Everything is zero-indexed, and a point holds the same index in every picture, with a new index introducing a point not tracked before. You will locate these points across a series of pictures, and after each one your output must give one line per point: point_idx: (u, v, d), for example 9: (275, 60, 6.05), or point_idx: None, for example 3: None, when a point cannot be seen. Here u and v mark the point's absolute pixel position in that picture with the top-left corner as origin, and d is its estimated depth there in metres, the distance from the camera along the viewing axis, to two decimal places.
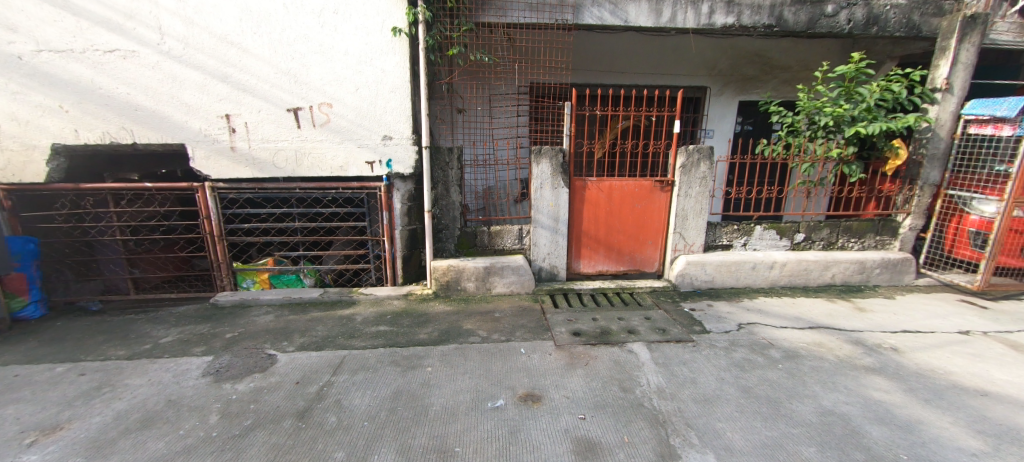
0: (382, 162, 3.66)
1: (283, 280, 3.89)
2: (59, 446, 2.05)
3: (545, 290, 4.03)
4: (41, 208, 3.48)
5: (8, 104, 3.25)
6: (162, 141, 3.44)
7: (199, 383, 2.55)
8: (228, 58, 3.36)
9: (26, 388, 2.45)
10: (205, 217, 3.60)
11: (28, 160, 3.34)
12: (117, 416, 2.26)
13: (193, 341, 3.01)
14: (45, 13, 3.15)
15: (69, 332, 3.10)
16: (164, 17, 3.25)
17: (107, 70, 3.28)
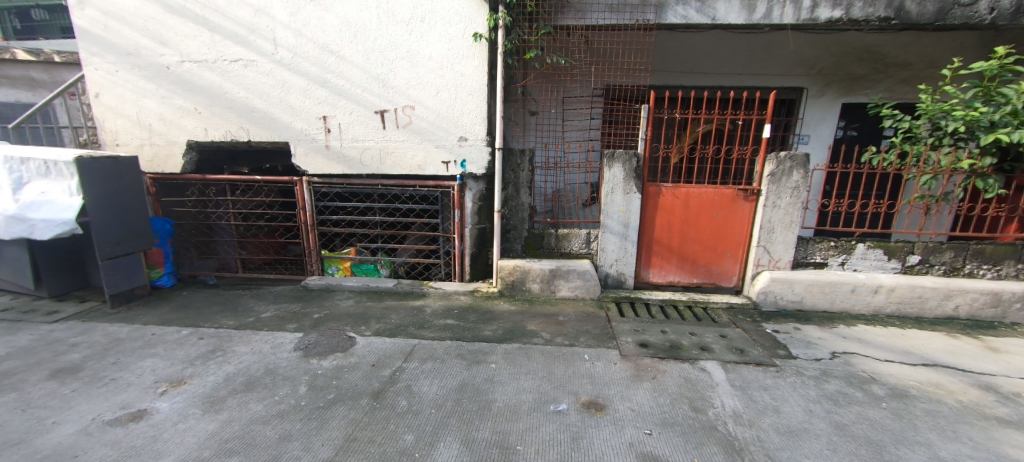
0: (457, 162, 3.81)
1: (363, 269, 4.19)
2: (183, 398, 2.39)
3: (611, 297, 3.91)
4: (176, 194, 4.09)
5: (159, 106, 3.88)
6: (271, 139, 3.89)
7: (292, 356, 2.83)
8: (328, 65, 3.71)
9: (160, 345, 2.90)
10: (301, 208, 3.98)
11: (170, 154, 3.95)
12: (226, 378, 2.58)
13: (287, 318, 3.35)
14: (190, 30, 3.72)
15: (193, 301, 3.61)
16: (279, 30, 3.67)
17: (232, 77, 3.78)
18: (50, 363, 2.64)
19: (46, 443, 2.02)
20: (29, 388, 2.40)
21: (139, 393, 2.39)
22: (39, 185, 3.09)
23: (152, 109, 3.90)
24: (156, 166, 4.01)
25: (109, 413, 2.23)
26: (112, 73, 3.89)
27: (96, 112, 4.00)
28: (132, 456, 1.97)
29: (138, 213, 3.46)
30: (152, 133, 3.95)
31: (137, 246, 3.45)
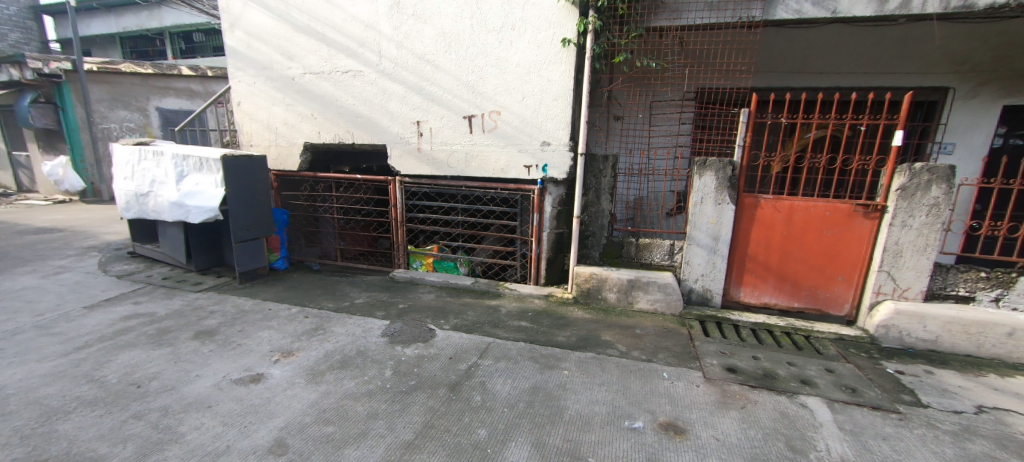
0: (538, 167, 3.84)
1: (443, 265, 4.40)
2: (290, 368, 2.70)
3: (694, 314, 3.63)
4: (292, 188, 4.67)
5: (284, 113, 4.48)
6: (373, 142, 4.28)
7: (380, 341, 3.06)
8: (424, 74, 3.97)
9: (275, 319, 3.32)
10: (393, 206, 4.30)
11: (290, 153, 4.54)
12: (325, 354, 2.87)
13: (376, 306, 3.64)
14: (312, 46, 4.25)
15: (300, 283, 4.09)
16: (384, 43, 4.03)
17: (342, 86, 4.23)
18: (194, 326, 3.17)
19: (190, 392, 2.41)
20: (179, 344, 2.90)
21: (257, 359, 2.76)
22: (194, 178, 3.72)
23: (279, 115, 4.51)
24: (279, 164, 4.63)
25: (235, 374, 2.60)
26: (251, 85, 4.58)
27: (237, 117, 4.73)
28: (251, 413, 2.28)
29: (265, 204, 3.99)
30: (277, 136, 4.56)
31: (262, 232, 3.99)
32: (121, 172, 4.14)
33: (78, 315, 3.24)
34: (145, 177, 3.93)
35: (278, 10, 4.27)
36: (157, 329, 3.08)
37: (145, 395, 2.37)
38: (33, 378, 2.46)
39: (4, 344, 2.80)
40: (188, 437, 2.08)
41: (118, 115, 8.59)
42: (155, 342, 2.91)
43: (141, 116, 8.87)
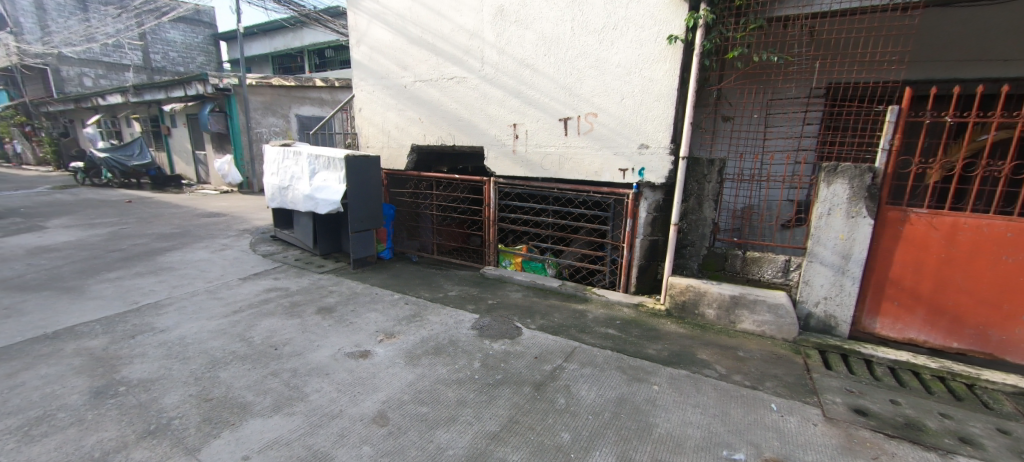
0: (635, 170, 3.70)
1: (531, 266, 4.45)
2: (392, 348, 2.97)
3: (812, 342, 3.16)
4: (398, 186, 5.14)
5: (396, 117, 4.96)
6: (471, 144, 4.51)
7: (470, 333, 3.21)
8: (523, 78, 4.08)
9: (380, 303, 3.68)
10: (487, 205, 4.47)
11: (400, 154, 5.01)
12: (421, 339, 3.10)
13: (467, 299, 3.83)
14: (423, 56, 4.63)
15: (402, 273, 4.47)
16: (487, 50, 4.22)
17: (447, 92, 4.54)
18: (317, 302, 3.65)
19: (312, 359, 2.79)
20: (305, 317, 3.36)
21: (365, 337, 3.09)
22: (323, 175, 4.29)
23: (392, 119, 5.00)
24: (390, 164, 5.14)
25: (347, 348, 2.94)
26: (370, 93, 5.14)
27: (357, 122, 5.35)
28: (359, 384, 2.55)
29: (376, 199, 4.45)
30: (390, 139, 5.07)
31: (372, 224, 4.45)
32: (269, 168, 4.95)
33: (235, 284, 3.95)
34: (287, 173, 4.64)
35: (397, 24, 4.73)
36: (289, 301, 3.62)
37: (280, 357, 2.79)
38: (204, 332, 3.07)
39: (186, 303, 3.53)
40: (310, 398, 2.40)
41: (268, 120, 10.29)
42: (288, 313, 3.41)
43: (284, 121, 10.53)
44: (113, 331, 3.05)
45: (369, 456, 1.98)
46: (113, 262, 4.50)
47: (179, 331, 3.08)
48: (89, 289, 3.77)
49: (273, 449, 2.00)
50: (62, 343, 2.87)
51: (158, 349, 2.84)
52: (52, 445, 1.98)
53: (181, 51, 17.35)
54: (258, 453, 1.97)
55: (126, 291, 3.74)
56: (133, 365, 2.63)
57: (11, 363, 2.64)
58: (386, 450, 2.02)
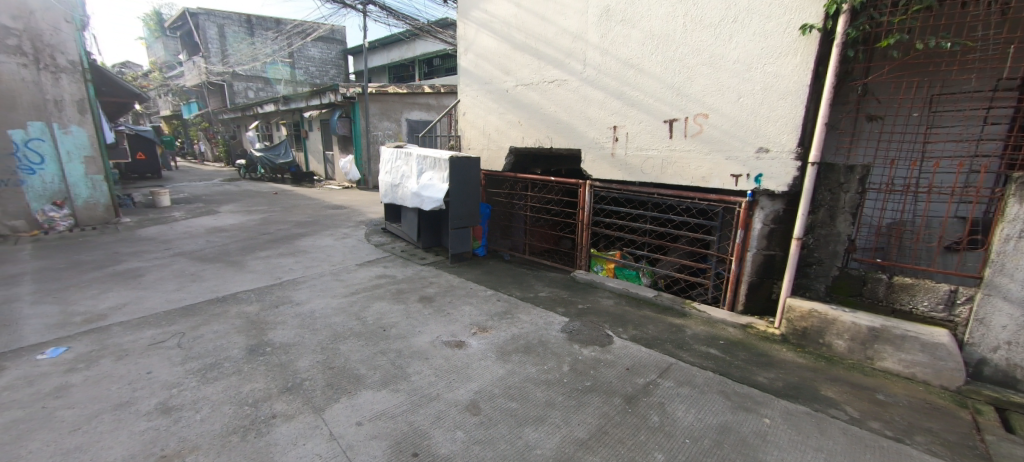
0: (750, 176, 3.34)
1: (624, 273, 4.29)
2: (485, 341, 3.09)
3: (987, 396, 2.50)
4: (495, 186, 5.35)
5: (497, 120, 5.17)
6: (569, 147, 4.51)
7: (560, 336, 3.20)
8: (626, 78, 3.95)
9: (474, 297, 3.86)
10: (581, 208, 4.41)
11: (498, 156, 5.22)
12: (512, 336, 3.17)
13: (558, 301, 3.84)
14: (525, 60, 4.75)
15: (494, 270, 4.63)
16: (590, 52, 4.18)
17: (547, 95, 4.59)
18: (419, 291, 3.96)
19: (414, 343, 3.02)
20: (409, 303, 3.67)
21: (461, 328, 3.26)
22: (429, 174, 4.65)
23: (493, 122, 5.22)
24: (489, 166, 5.38)
25: (445, 336, 3.13)
26: (474, 98, 5.44)
27: (461, 125, 5.69)
28: (454, 372, 2.70)
29: (475, 198, 4.68)
30: (490, 141, 5.30)
31: (470, 222, 4.69)
32: (384, 167, 5.51)
33: (353, 269, 4.48)
34: (399, 172, 5.13)
35: (503, 32, 4.93)
36: (396, 288, 3.99)
37: (388, 337, 3.08)
38: (329, 308, 3.53)
39: (315, 282, 4.10)
40: (412, 378, 2.60)
41: (384, 125, 11.48)
42: (395, 299, 3.76)
43: (396, 125, 11.65)
44: (263, 300, 3.67)
45: (462, 441, 2.08)
46: (264, 243, 5.42)
47: (311, 305, 3.58)
48: (246, 264, 4.59)
49: (381, 419, 2.22)
50: (229, 306, 3.53)
51: (294, 319, 3.34)
52: (220, 387, 2.45)
53: (319, 65, 20.16)
54: (368, 421, 2.19)
55: (272, 268, 4.47)
56: (276, 330, 3.14)
57: (195, 318, 3.33)
58: (478, 438, 2.11)
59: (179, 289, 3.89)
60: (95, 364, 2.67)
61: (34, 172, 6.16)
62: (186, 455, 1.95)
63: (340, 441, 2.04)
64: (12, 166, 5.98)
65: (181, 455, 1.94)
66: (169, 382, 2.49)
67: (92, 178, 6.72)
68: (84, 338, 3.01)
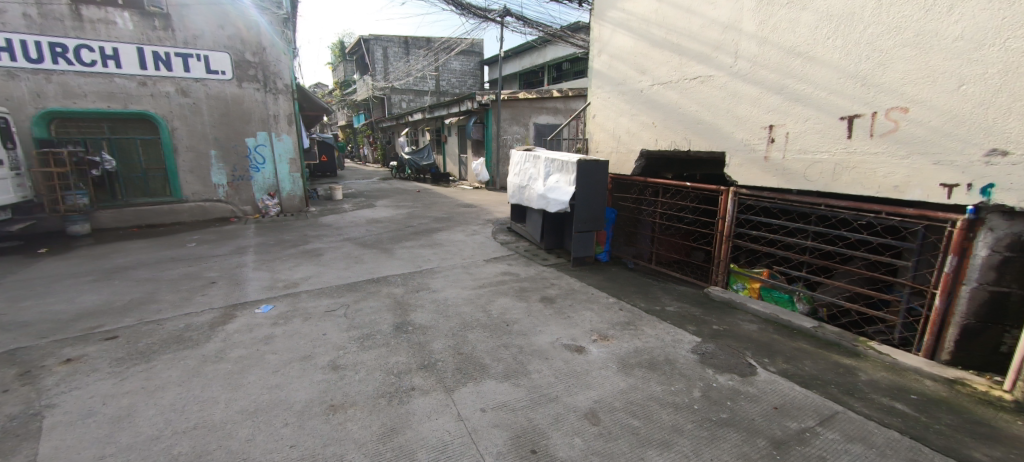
0: (974, 188, 2.54)
1: (773, 295, 3.71)
2: (606, 350, 2.98)
3: None
4: (622, 190, 5.17)
5: (629, 122, 5.00)
6: (710, 150, 4.10)
7: (690, 357, 2.91)
8: (790, 70, 3.40)
9: (596, 304, 3.77)
10: (722, 218, 3.96)
11: (628, 159, 5.05)
12: (635, 349, 2.99)
13: (687, 318, 3.50)
14: (665, 58, 4.47)
15: (617, 277, 4.48)
16: (744, 42, 3.72)
17: (687, 94, 4.25)
18: (541, 291, 4.04)
19: (535, 341, 3.08)
20: (531, 302, 3.78)
21: (581, 333, 3.21)
22: (556, 177, 4.72)
23: (624, 124, 5.06)
24: (617, 169, 5.24)
25: (565, 339, 3.12)
26: (606, 100, 5.35)
27: (590, 128, 5.68)
28: (573, 376, 2.66)
29: (600, 202, 4.59)
30: (620, 144, 5.18)
31: (594, 226, 4.62)
32: (513, 170, 5.79)
33: (481, 264, 4.81)
34: (526, 174, 5.33)
35: (641, 29, 4.73)
36: (519, 286, 4.14)
37: (511, 332, 3.22)
38: (460, 298, 3.85)
39: (449, 273, 4.52)
40: (532, 375, 2.65)
41: (513, 129, 12.09)
42: (519, 296, 3.91)
43: (524, 129, 12.16)
44: (407, 284, 4.19)
45: (580, 449, 2.03)
46: (409, 234, 6.19)
47: (445, 293, 3.96)
48: (395, 252, 5.30)
49: (503, 410, 2.31)
50: (381, 287, 4.12)
51: (431, 304, 3.72)
52: (373, 356, 2.87)
53: (459, 76, 22.23)
54: (492, 409, 2.31)
55: (414, 257, 5.07)
56: (416, 312, 3.54)
57: (357, 293, 3.97)
58: (596, 449, 2.03)
59: (346, 268, 4.69)
60: (290, 322, 3.39)
61: (259, 169, 8.15)
62: (347, 408, 2.32)
63: (467, 423, 2.19)
64: (247, 164, 8.03)
65: (344, 408, 2.32)
66: (337, 345, 3.01)
67: (294, 175, 8.53)
68: (283, 300, 3.85)
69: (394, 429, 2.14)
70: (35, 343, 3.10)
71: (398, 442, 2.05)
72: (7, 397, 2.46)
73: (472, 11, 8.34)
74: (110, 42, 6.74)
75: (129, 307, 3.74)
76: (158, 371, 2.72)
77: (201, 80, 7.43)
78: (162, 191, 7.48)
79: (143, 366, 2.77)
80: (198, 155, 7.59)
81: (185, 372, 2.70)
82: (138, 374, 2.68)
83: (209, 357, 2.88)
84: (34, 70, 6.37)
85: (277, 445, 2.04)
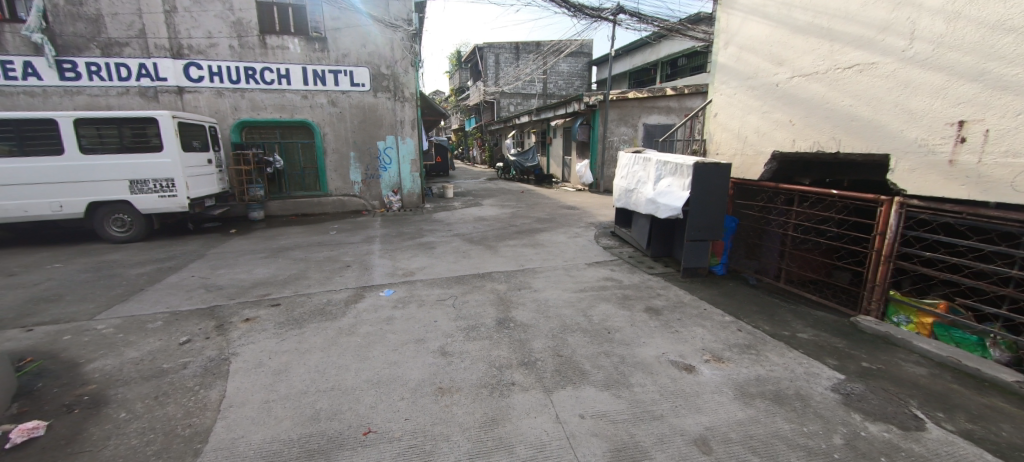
0: None
1: (953, 335, 2.94)
2: (721, 372, 2.68)
3: None
4: (746, 198, 4.65)
5: (758, 120, 4.48)
6: (866, 151, 3.45)
7: (830, 396, 2.44)
8: (997, 49, 2.65)
9: (709, 321, 3.43)
10: (880, 234, 3.28)
11: (755, 162, 4.52)
12: (757, 377, 2.63)
13: (825, 350, 2.98)
14: (810, 45, 3.88)
15: (736, 294, 4.03)
16: (925, 19, 3.02)
17: (839, 86, 3.63)
18: (646, 301, 3.83)
19: (639, 353, 2.93)
20: (635, 311, 3.60)
21: (691, 351, 2.95)
22: (668, 180, 4.44)
23: (753, 123, 4.55)
24: (741, 173, 4.73)
25: (672, 355, 2.90)
26: (732, 96, 4.87)
27: (711, 127, 5.26)
28: (681, 395, 2.45)
29: (718, 209, 4.18)
30: (746, 145, 4.67)
31: (710, 235, 4.23)
32: (620, 172, 5.61)
33: (582, 267, 4.76)
34: (635, 177, 5.11)
35: (780, 15, 4.18)
36: (622, 293, 3.99)
37: (612, 341, 3.11)
38: (561, 300, 3.85)
39: (550, 274, 4.56)
40: (634, 389, 2.51)
41: (620, 130, 11.73)
42: (622, 304, 3.76)
43: (633, 130, 11.70)
44: (510, 281, 4.34)
45: None
46: (512, 233, 6.41)
47: (546, 294, 4.00)
48: (499, 249, 5.53)
49: (602, 419, 2.24)
50: (486, 282, 4.33)
51: (532, 303, 3.80)
52: (478, 347, 3.03)
53: (566, 78, 22.26)
54: (591, 417, 2.25)
55: (517, 255, 5.23)
56: (518, 310, 3.65)
57: (464, 286, 4.23)
58: None
59: (456, 262, 5.05)
60: (407, 306, 3.77)
61: (386, 169, 9.21)
62: (453, 392, 2.49)
63: (566, 427, 2.17)
64: (377, 164, 9.14)
65: (451, 392, 2.49)
66: (446, 333, 3.25)
67: (414, 174, 9.41)
68: (402, 286, 4.30)
69: (494, 420, 2.22)
70: (226, 303, 3.97)
71: (498, 433, 2.12)
72: (208, 343, 3.19)
73: (585, 12, 8.27)
74: (284, 64, 8.28)
75: (288, 281, 4.55)
76: (306, 336, 3.26)
77: (346, 92, 8.68)
78: (314, 186, 8.95)
79: (297, 331, 3.35)
80: (341, 156, 8.90)
81: (326, 340, 3.19)
82: (293, 337, 3.25)
83: (343, 330, 3.36)
84: (233, 88, 8.13)
85: (394, 416, 2.28)
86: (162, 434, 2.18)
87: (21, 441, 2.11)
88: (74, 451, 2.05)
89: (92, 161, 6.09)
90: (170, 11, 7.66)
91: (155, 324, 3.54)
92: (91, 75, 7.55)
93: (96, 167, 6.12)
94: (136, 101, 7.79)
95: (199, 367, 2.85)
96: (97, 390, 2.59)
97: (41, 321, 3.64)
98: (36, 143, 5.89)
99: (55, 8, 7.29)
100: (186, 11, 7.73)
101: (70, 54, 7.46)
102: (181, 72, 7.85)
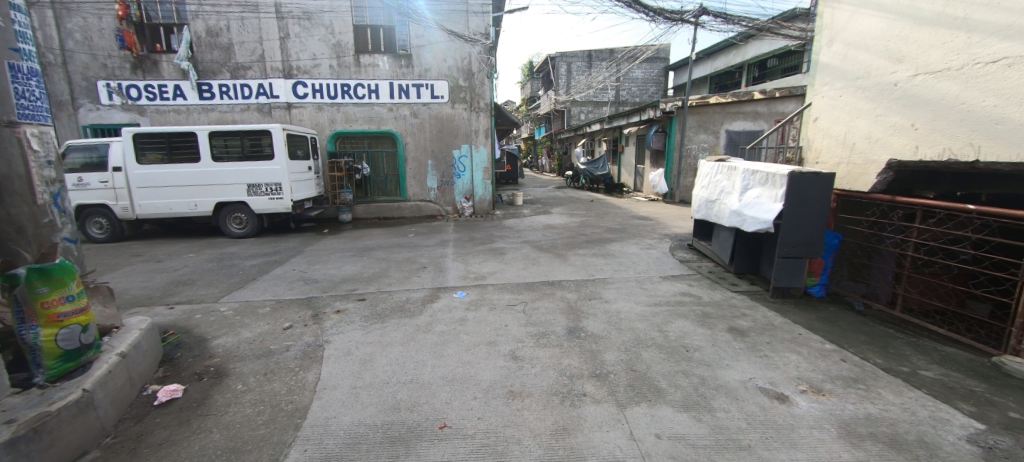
0: None
1: None
2: (820, 406, 2.39)
3: None
4: (853, 211, 4.12)
5: (871, 125, 4.00)
6: (1013, 159, 2.91)
7: (965, 448, 2.03)
8: None
9: (805, 348, 3.09)
10: None
11: (865, 172, 4.06)
12: (867, 416, 2.30)
13: (957, 392, 2.53)
14: (938, 38, 3.38)
15: (839, 320, 3.59)
16: None
17: (978, 85, 3.11)
18: (730, 321, 3.55)
19: (722, 376, 2.72)
20: (717, 331, 3.36)
21: (784, 379, 2.67)
22: (756, 191, 4.13)
23: (863, 128, 4.08)
24: (847, 184, 4.27)
25: (761, 382, 2.65)
26: (837, 98, 4.43)
27: (811, 133, 4.83)
28: (772, 427, 2.21)
29: (816, 224, 3.76)
30: (854, 152, 4.19)
31: (807, 253, 3.82)
32: (701, 182, 5.32)
33: (657, 281, 4.56)
34: (718, 187, 4.82)
35: (899, 6, 3.70)
36: (701, 311, 3.74)
37: (690, 360, 2.93)
38: (635, 313, 3.72)
39: (622, 285, 4.42)
40: (717, 414, 2.33)
41: (700, 137, 11.12)
42: (702, 322, 3.53)
43: (714, 138, 11.04)
44: (580, 291, 4.29)
45: None
46: (582, 242, 6.34)
47: (618, 306, 3.89)
48: (569, 258, 5.49)
49: (681, 442, 2.10)
50: (556, 290, 4.33)
51: (604, 314, 3.71)
52: (548, 354, 3.03)
53: (641, 84, 21.64)
54: (668, 438, 2.13)
55: (587, 265, 5.15)
56: (589, 320, 3.59)
57: (534, 293, 4.27)
58: None
59: (526, 268, 5.11)
60: (479, 309, 3.89)
61: (460, 176, 9.63)
62: (524, 397, 2.52)
63: (641, 445, 2.07)
64: (452, 172, 9.60)
65: (522, 396, 2.52)
66: (517, 338, 3.29)
67: (486, 182, 9.70)
68: (474, 289, 4.45)
69: (566, 429, 2.20)
70: (321, 296, 4.41)
71: (570, 443, 2.09)
72: (307, 330, 3.57)
73: (665, 15, 7.99)
74: (374, 80, 9.07)
75: (372, 278, 4.93)
76: (388, 331, 3.51)
77: (427, 104, 9.27)
78: (394, 191, 9.63)
79: (381, 325, 3.63)
80: (419, 164, 9.49)
81: (406, 335, 3.41)
82: (376, 330, 3.52)
83: (421, 327, 3.55)
84: (331, 103, 9.07)
85: (467, 413, 2.36)
86: (269, 406, 2.47)
87: (165, 400, 2.53)
88: (203, 413, 2.40)
89: (220, 168, 7.16)
90: (284, 37, 8.77)
91: (264, 309, 4.05)
92: (222, 95, 8.90)
93: (223, 173, 7.18)
94: (255, 116, 9.02)
95: (299, 351, 3.19)
96: (220, 363, 3.01)
97: (180, 301, 4.34)
98: (180, 152, 7.05)
99: (198, 39, 8.71)
100: (297, 37, 8.81)
101: (207, 78, 8.86)
102: (290, 90, 8.94)
